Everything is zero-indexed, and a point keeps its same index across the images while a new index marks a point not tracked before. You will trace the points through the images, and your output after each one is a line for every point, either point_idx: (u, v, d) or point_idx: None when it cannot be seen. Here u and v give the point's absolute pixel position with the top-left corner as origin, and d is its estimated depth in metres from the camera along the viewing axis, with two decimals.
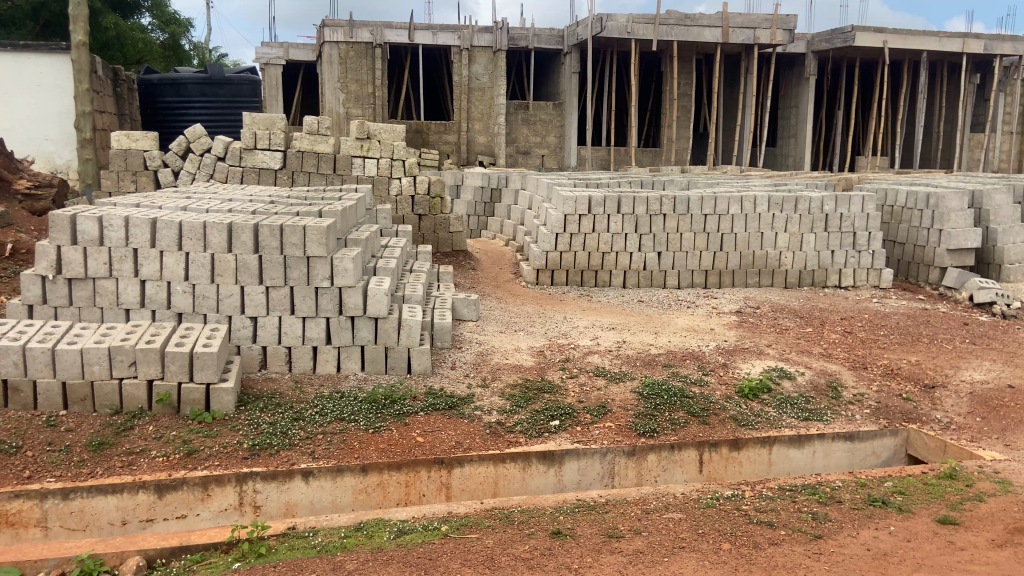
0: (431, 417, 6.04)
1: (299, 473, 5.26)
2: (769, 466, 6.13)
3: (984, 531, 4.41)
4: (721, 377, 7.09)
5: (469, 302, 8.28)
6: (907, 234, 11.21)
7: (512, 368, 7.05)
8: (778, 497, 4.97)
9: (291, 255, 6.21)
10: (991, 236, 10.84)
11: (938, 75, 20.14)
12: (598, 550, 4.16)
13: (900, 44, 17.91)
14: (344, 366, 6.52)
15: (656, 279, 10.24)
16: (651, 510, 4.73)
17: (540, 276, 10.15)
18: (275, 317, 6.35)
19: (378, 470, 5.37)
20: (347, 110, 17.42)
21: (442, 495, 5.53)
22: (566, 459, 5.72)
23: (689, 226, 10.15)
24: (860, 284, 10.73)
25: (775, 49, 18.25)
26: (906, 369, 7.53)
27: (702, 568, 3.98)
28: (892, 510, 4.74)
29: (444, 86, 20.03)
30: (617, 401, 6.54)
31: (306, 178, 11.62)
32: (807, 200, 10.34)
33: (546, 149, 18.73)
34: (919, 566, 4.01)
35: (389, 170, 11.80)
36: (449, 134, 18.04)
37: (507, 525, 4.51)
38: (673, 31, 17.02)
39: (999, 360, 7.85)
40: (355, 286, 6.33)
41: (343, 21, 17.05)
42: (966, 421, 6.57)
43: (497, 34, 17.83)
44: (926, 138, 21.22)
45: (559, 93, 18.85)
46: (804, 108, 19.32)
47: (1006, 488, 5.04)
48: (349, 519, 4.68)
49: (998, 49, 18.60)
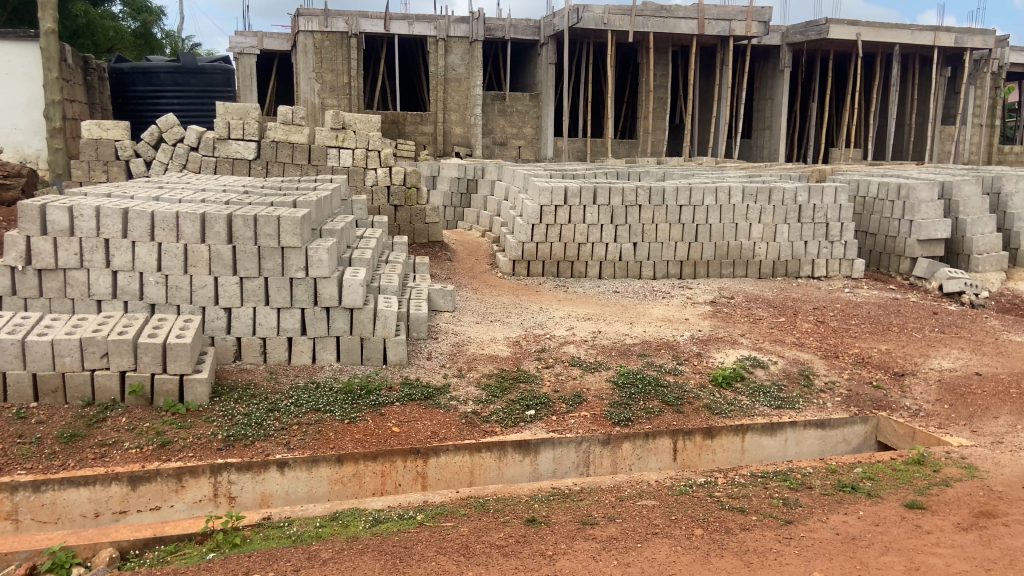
0: (408, 407, 6.04)
1: (273, 464, 5.23)
2: (742, 454, 6.21)
3: (951, 515, 4.51)
4: (694, 366, 7.17)
5: (445, 293, 8.24)
6: (878, 225, 11.35)
7: (488, 359, 7.05)
8: (750, 483, 5.05)
9: (265, 245, 6.18)
10: (961, 227, 11.00)
11: (909, 69, 20.37)
12: (572, 537, 4.20)
13: (873, 37, 18.03)
14: (320, 357, 6.50)
15: (632, 270, 10.29)
16: (626, 497, 4.79)
17: (516, 267, 10.16)
18: (249, 308, 6.31)
19: (354, 461, 5.37)
20: (322, 100, 17.24)
21: (418, 485, 5.53)
22: (541, 449, 5.75)
23: (664, 217, 10.20)
24: (832, 275, 10.88)
25: (751, 41, 18.30)
26: (876, 357, 7.66)
27: (675, 553, 4.04)
28: (861, 495, 4.83)
29: (420, 77, 19.95)
30: (591, 390, 6.59)
31: (280, 169, 11.52)
32: (781, 191, 10.45)
33: (523, 141, 18.68)
34: (886, 550, 4.09)
35: (365, 161, 11.76)
36: (425, 125, 18.01)
37: (482, 514, 4.54)
38: (649, 22, 17.08)
39: (967, 348, 7.99)
40: (330, 276, 6.31)
41: (318, 10, 16.84)
42: (935, 408, 6.67)
43: (473, 25, 17.76)
44: (898, 131, 21.51)
45: (535, 85, 18.87)
46: (779, 99, 19.44)
47: (972, 473, 5.15)
48: (324, 508, 4.68)
49: (969, 42, 18.76)
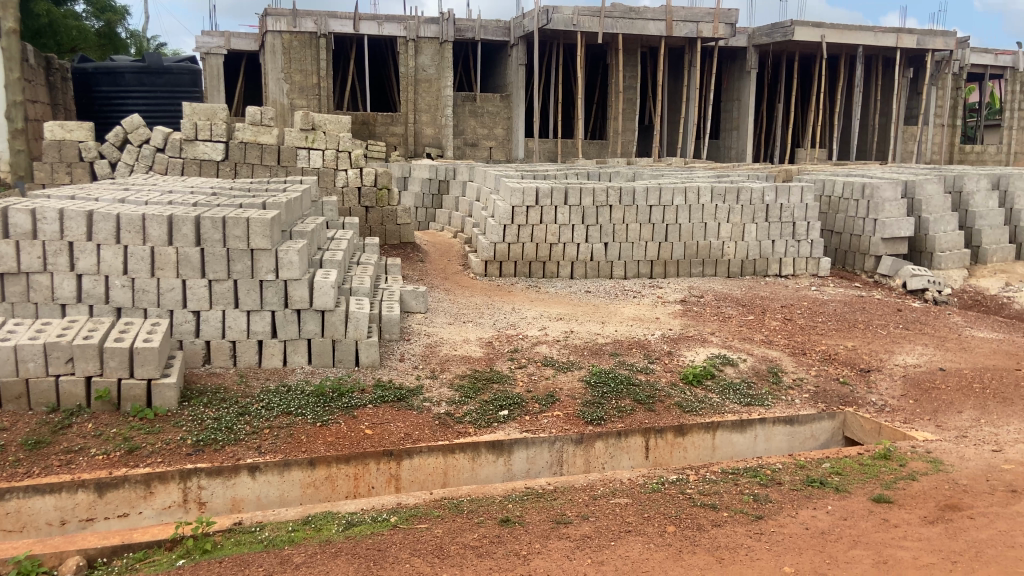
0: (381, 409, 6.02)
1: (244, 469, 5.18)
2: (713, 450, 6.28)
3: (917, 509, 4.62)
4: (666, 364, 7.24)
5: (417, 293, 8.22)
6: (843, 224, 11.56)
7: (461, 359, 7.06)
8: (721, 480, 5.11)
9: (235, 247, 6.13)
10: (923, 225, 11.23)
11: (873, 70, 20.77)
12: (546, 536, 4.22)
13: (837, 39, 18.35)
14: (291, 360, 6.45)
15: (603, 270, 10.35)
16: (599, 496, 4.82)
17: (488, 268, 10.16)
18: (218, 311, 6.24)
19: (327, 464, 5.34)
20: (291, 101, 17.09)
21: (392, 487, 5.51)
22: (515, 449, 5.76)
23: (635, 217, 10.28)
24: (799, 273, 11.05)
25: (718, 43, 18.50)
26: (842, 354, 7.80)
27: (648, 551, 4.07)
28: (829, 490, 4.92)
29: (390, 77, 19.85)
30: (564, 389, 6.62)
31: (249, 169, 11.38)
32: (749, 191, 10.59)
33: (494, 141, 18.68)
34: (854, 543, 4.18)
35: (335, 162, 11.69)
36: (396, 126, 17.93)
37: (456, 515, 4.54)
38: (618, 23, 17.25)
39: (931, 344, 8.16)
40: (301, 278, 6.28)
41: (286, 10, 16.71)
42: (900, 403, 6.80)
43: (443, 26, 17.74)
44: (862, 131, 21.90)
45: (505, 86, 18.89)
46: (746, 100, 19.69)
47: (937, 467, 5.27)
48: (296, 512, 4.64)
49: (931, 44, 19.11)
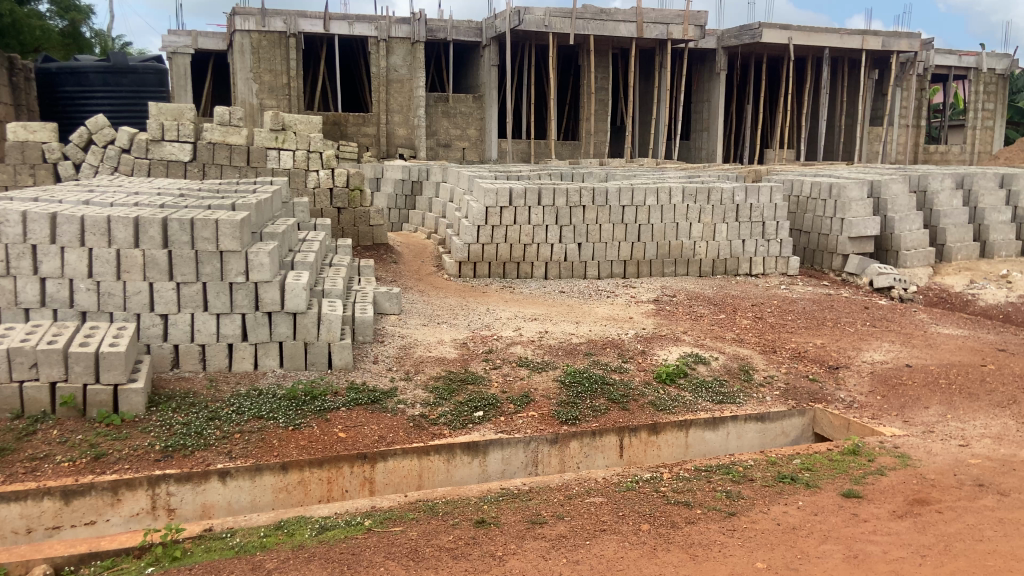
0: (354, 412, 5.97)
1: (215, 474, 5.11)
2: (686, 449, 6.33)
3: (885, 503, 4.69)
4: (639, 364, 7.28)
5: (390, 295, 8.17)
6: (812, 223, 11.72)
7: (435, 361, 7.03)
8: (694, 478, 5.15)
9: (203, 249, 6.04)
10: (889, 224, 11.42)
11: (839, 72, 21.09)
12: (521, 537, 4.22)
13: (805, 41, 18.60)
14: (262, 363, 6.37)
15: (577, 270, 10.38)
16: (574, 495, 4.83)
17: (462, 269, 10.13)
18: (186, 314, 6.14)
19: (299, 468, 5.28)
20: (260, 101, 16.90)
21: (365, 490, 5.47)
22: (490, 449, 5.75)
23: (608, 218, 10.32)
24: (769, 272, 11.17)
25: (688, 44, 18.62)
26: (812, 352, 7.90)
27: (623, 549, 4.09)
28: (800, 486, 4.98)
29: (361, 77, 19.73)
30: (538, 390, 6.62)
31: (218, 170, 11.24)
32: (719, 191, 10.69)
33: (467, 142, 18.63)
34: (825, 538, 4.23)
35: (306, 162, 11.58)
36: (368, 126, 17.83)
37: (431, 517, 4.51)
38: (590, 25, 17.32)
39: (897, 341, 8.30)
40: (271, 281, 6.21)
41: (254, 9, 16.53)
42: (868, 399, 6.90)
43: (415, 26, 17.67)
44: (829, 132, 22.22)
45: (477, 86, 18.86)
46: (716, 102, 19.87)
47: (905, 462, 5.36)
48: (268, 518, 4.59)
49: (896, 46, 19.40)
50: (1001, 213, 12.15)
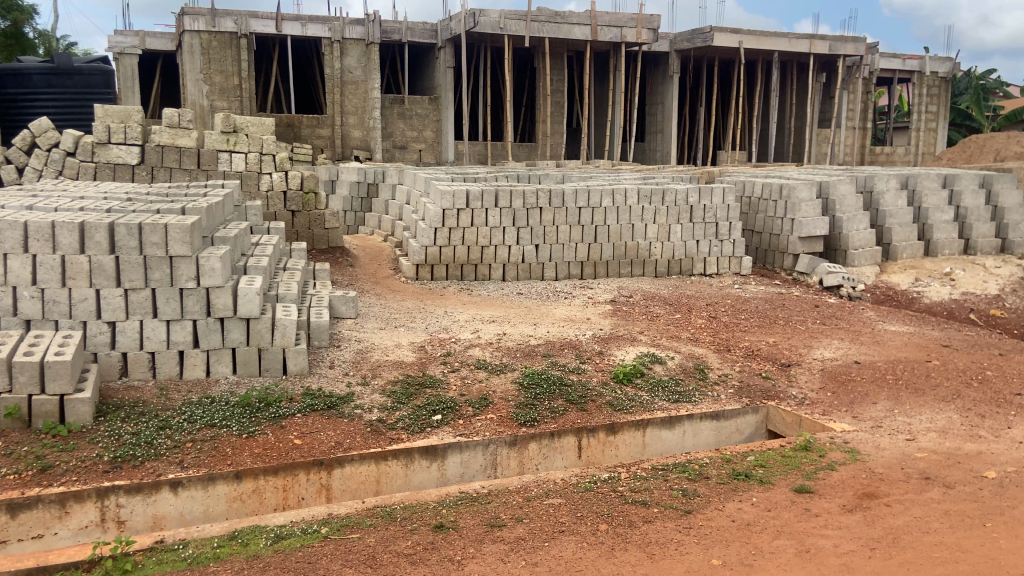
0: (310, 418, 5.89)
1: (166, 484, 4.99)
2: (643, 448, 6.39)
3: (836, 498, 4.80)
4: (597, 364, 7.33)
5: (347, 299, 8.08)
6: (763, 224, 11.95)
7: (393, 365, 6.97)
8: (651, 477, 5.20)
9: (152, 255, 5.91)
10: (837, 224, 11.69)
11: (789, 75, 21.55)
12: (481, 540, 4.21)
13: (754, 45, 18.96)
14: (214, 370, 6.24)
15: (534, 272, 10.41)
16: (533, 497, 4.84)
17: (420, 271, 10.06)
18: (135, 321, 5.99)
19: (254, 476, 5.19)
20: (211, 103, 16.57)
21: (322, 497, 5.40)
22: (448, 453, 5.73)
23: (565, 219, 10.38)
24: (722, 272, 11.34)
25: (641, 48, 18.82)
26: (765, 350, 8.04)
27: (582, 550, 4.11)
28: (754, 483, 5.07)
29: (315, 78, 19.48)
30: (497, 392, 6.62)
31: (167, 173, 11.00)
32: (673, 192, 10.83)
33: (423, 144, 18.53)
34: (779, 533, 4.32)
35: (259, 165, 11.38)
36: (322, 128, 17.61)
37: (389, 523, 4.48)
38: (544, 28, 17.40)
39: (846, 338, 8.50)
40: (224, 286, 6.10)
41: (204, 9, 16.21)
42: (819, 396, 7.05)
43: (369, 27, 17.52)
44: (779, 134, 22.68)
45: (433, 88, 18.78)
46: (669, 104, 20.11)
47: (854, 457, 5.49)
48: (222, 528, 4.50)
49: (842, 49, 19.91)
50: (944, 212, 12.54)
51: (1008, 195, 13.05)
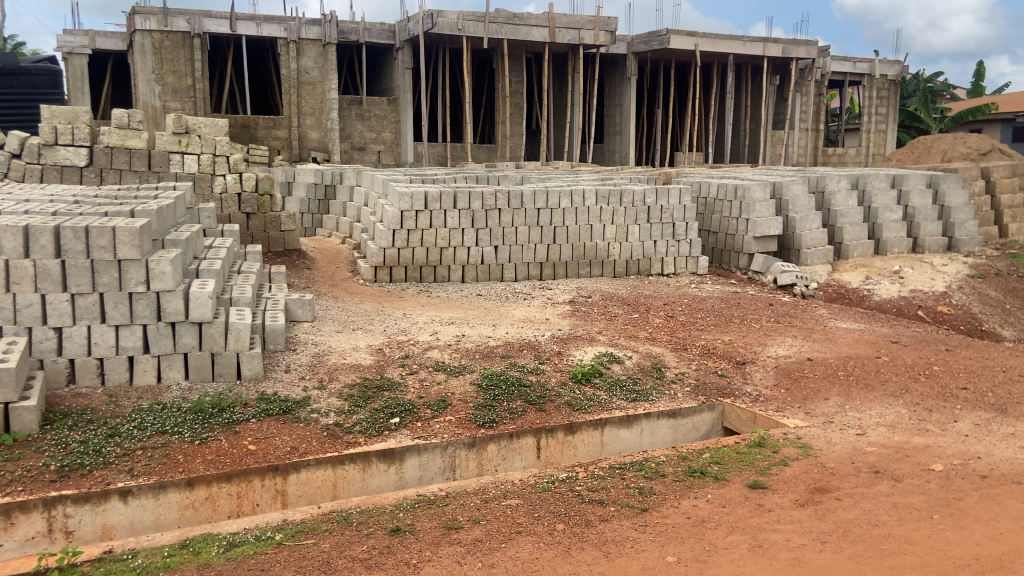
0: (264, 423, 5.80)
1: (115, 493, 4.87)
2: (602, 447, 6.43)
3: (789, 493, 4.88)
4: (556, 364, 7.36)
5: (303, 302, 7.99)
6: (719, 224, 12.12)
7: (350, 368, 6.90)
8: (608, 476, 5.23)
9: (100, 258, 5.77)
10: (791, 224, 11.91)
11: (743, 78, 21.92)
12: (437, 543, 4.19)
13: (710, 48, 19.22)
14: (166, 376, 6.11)
15: (494, 273, 10.41)
16: (490, 498, 4.83)
17: (378, 274, 9.98)
18: (83, 327, 5.84)
19: (206, 483, 5.09)
20: (163, 103, 16.26)
21: (277, 503, 5.32)
22: (406, 456, 5.69)
23: (523, 220, 10.40)
24: (679, 272, 11.47)
25: (599, 50, 18.95)
26: (720, 348, 8.16)
27: (539, 550, 4.11)
28: (709, 479, 5.13)
29: (271, 79, 19.24)
30: (456, 394, 6.60)
31: (117, 175, 10.76)
32: (631, 193, 10.92)
33: (382, 145, 18.41)
34: (732, 529, 4.37)
35: (212, 166, 11.17)
36: (279, 129, 17.39)
37: (345, 528, 4.43)
38: (503, 29, 17.41)
39: (800, 336, 8.66)
40: (175, 290, 5.98)
41: (155, 8, 15.92)
42: (772, 393, 7.17)
43: (326, 27, 17.36)
44: (735, 135, 23.03)
45: (392, 89, 18.68)
46: (627, 106, 20.27)
47: (806, 452, 5.59)
48: (173, 537, 4.41)
49: (794, 53, 20.31)
50: (892, 212, 12.85)
51: (953, 194, 13.44)
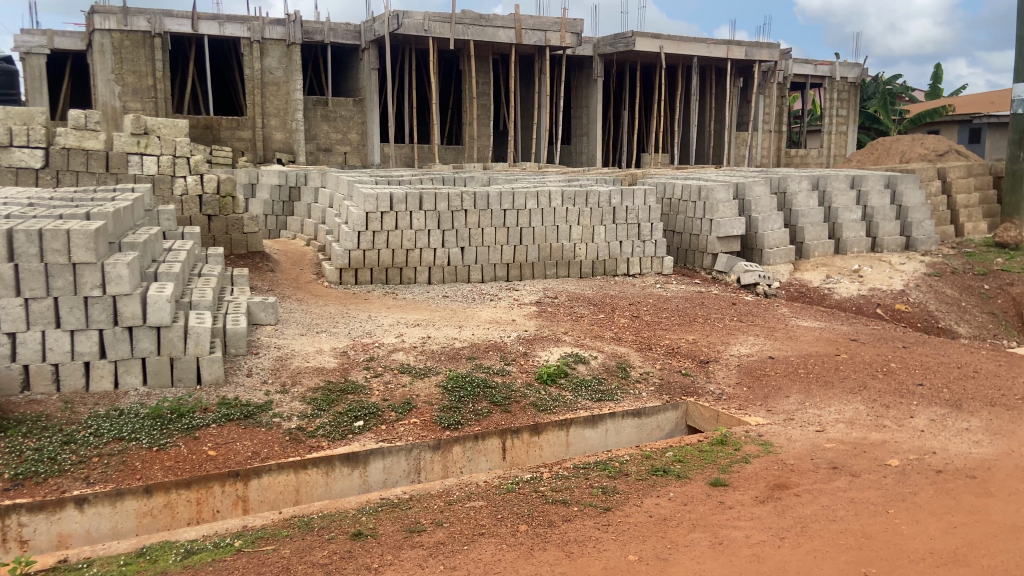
0: (225, 428, 5.72)
1: (71, 502, 4.77)
2: (567, 447, 6.45)
3: (749, 490, 4.94)
4: (522, 365, 7.36)
5: (266, 305, 7.89)
6: (684, 224, 12.23)
7: (313, 371, 6.83)
8: (572, 476, 5.24)
9: (53, 262, 5.65)
10: (753, 224, 12.06)
11: (707, 80, 22.17)
12: (399, 547, 4.16)
13: (675, 50, 19.39)
14: (123, 382, 6.00)
15: (460, 274, 10.39)
16: (454, 501, 4.82)
17: (343, 276, 9.91)
18: (37, 332, 5.73)
19: (165, 490, 5.01)
20: (123, 104, 15.99)
21: (238, 509, 5.25)
22: (370, 459, 5.65)
23: (489, 221, 10.39)
24: (645, 272, 11.55)
25: (566, 51, 19.02)
26: (684, 347, 8.23)
27: (501, 552, 4.11)
28: (672, 478, 5.17)
29: (234, 79, 19.01)
30: (421, 396, 6.57)
31: (74, 178, 10.55)
32: (596, 194, 10.98)
33: (348, 146, 18.29)
34: (693, 526, 4.41)
35: (173, 168, 11.00)
36: (242, 130, 17.18)
37: (306, 533, 4.39)
38: (469, 30, 17.36)
39: (762, 335, 8.76)
40: (132, 293, 5.87)
41: (115, 7, 15.66)
42: (735, 391, 7.25)
43: (290, 27, 17.19)
44: (700, 136, 23.27)
45: (357, 90, 18.56)
46: (594, 107, 20.37)
47: (767, 449, 5.66)
48: (130, 545, 4.33)
49: (757, 55, 20.58)
50: (852, 212, 13.08)
51: (911, 194, 13.71)
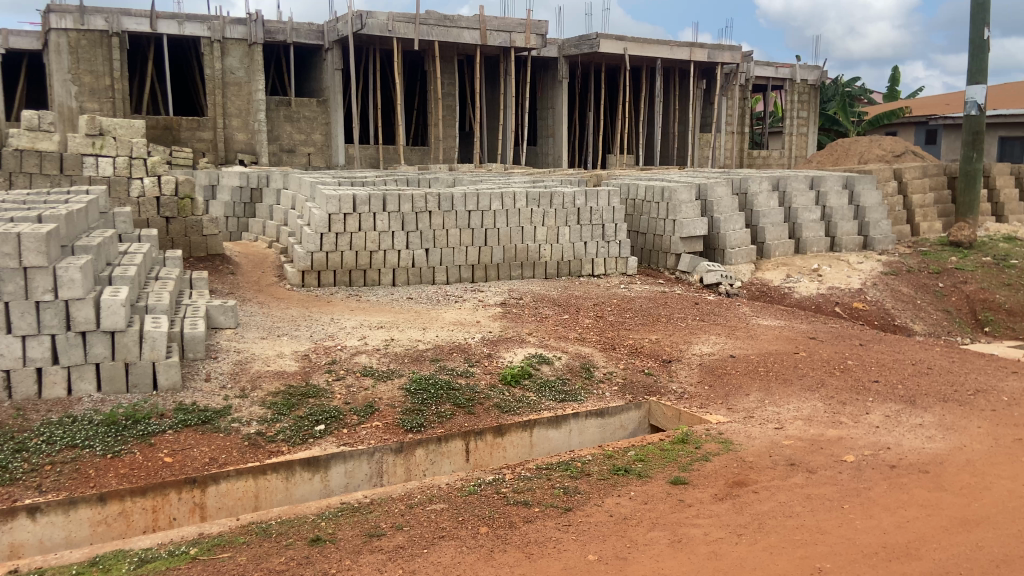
0: (182, 434, 5.62)
1: (22, 511, 4.66)
2: (531, 448, 6.46)
3: (709, 487, 4.98)
4: (485, 367, 7.35)
5: (225, 309, 7.78)
6: (647, 225, 12.32)
7: (274, 375, 6.75)
8: (534, 477, 5.24)
9: (3, 266, 5.54)
10: (716, 225, 12.18)
11: (671, 82, 22.38)
12: (357, 551, 4.13)
13: (639, 52, 19.52)
14: (77, 388, 5.86)
15: (425, 276, 10.35)
16: (415, 504, 4.79)
17: (306, 278, 9.81)
18: None
19: (120, 498, 4.91)
20: (80, 104, 15.67)
21: (196, 516, 5.16)
22: (331, 464, 5.60)
23: (454, 222, 10.37)
24: (610, 272, 11.60)
25: (531, 52, 19.05)
26: (647, 347, 8.28)
27: (461, 554, 4.09)
28: (633, 477, 5.19)
29: (195, 79, 18.73)
30: (383, 399, 6.52)
31: (26, 179, 10.61)
32: (561, 195, 11.00)
33: (312, 147, 18.11)
34: (653, 525, 4.43)
35: (130, 169, 10.79)
36: (203, 131, 16.92)
37: (264, 539, 4.33)
38: (433, 31, 17.21)
39: (723, 334, 8.85)
40: (85, 298, 5.75)
41: (71, 6, 15.35)
42: (697, 390, 7.31)
43: (251, 27, 16.98)
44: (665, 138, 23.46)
45: (321, 90, 18.40)
46: (560, 108, 20.43)
47: (727, 447, 5.72)
48: (82, 554, 4.23)
49: (720, 57, 20.81)
50: (812, 212, 13.29)
51: (869, 195, 13.97)
